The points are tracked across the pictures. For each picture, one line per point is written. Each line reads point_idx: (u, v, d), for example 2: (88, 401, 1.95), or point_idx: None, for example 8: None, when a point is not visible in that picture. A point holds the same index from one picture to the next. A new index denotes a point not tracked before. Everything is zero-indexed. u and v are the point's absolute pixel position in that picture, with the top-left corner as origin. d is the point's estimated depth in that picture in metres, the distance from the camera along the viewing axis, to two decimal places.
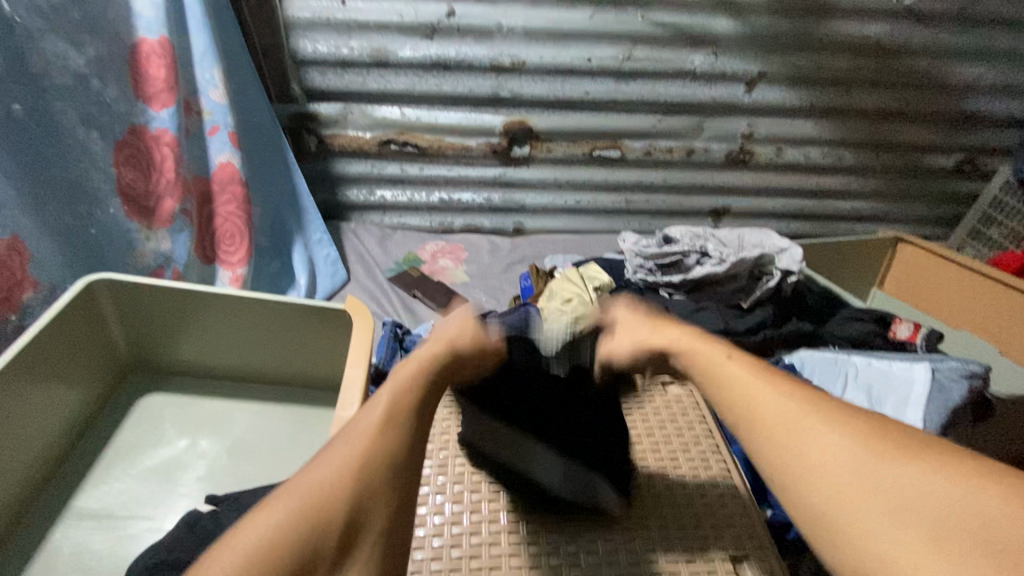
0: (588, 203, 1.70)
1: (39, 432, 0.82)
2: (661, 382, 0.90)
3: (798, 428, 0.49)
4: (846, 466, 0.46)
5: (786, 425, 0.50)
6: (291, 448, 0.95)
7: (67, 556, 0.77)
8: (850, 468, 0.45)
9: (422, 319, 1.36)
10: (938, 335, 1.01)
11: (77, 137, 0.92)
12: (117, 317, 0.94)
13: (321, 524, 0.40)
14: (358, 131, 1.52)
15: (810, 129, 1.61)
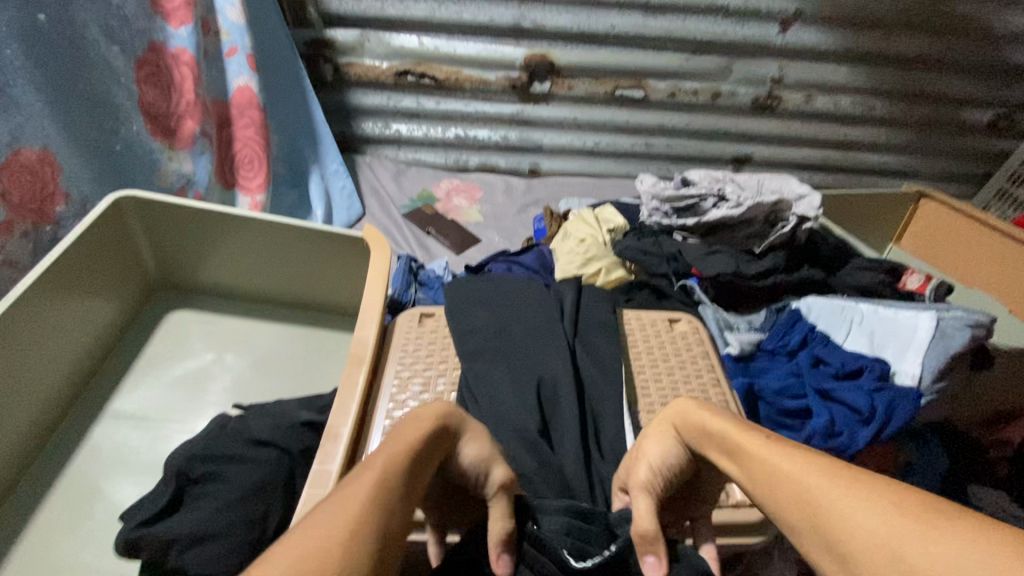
0: (607, 145, 1.67)
1: (75, 340, 0.87)
2: (668, 320, 0.88)
3: (823, 489, 0.41)
4: (858, 526, 0.37)
5: (805, 484, 0.43)
6: (312, 366, 1.00)
7: (109, 451, 0.84)
8: (857, 519, 0.38)
9: (435, 255, 1.38)
10: (949, 288, 1.00)
11: (99, 51, 0.91)
12: (144, 234, 0.97)
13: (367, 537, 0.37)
14: (375, 60, 1.48)
15: (842, 76, 1.54)
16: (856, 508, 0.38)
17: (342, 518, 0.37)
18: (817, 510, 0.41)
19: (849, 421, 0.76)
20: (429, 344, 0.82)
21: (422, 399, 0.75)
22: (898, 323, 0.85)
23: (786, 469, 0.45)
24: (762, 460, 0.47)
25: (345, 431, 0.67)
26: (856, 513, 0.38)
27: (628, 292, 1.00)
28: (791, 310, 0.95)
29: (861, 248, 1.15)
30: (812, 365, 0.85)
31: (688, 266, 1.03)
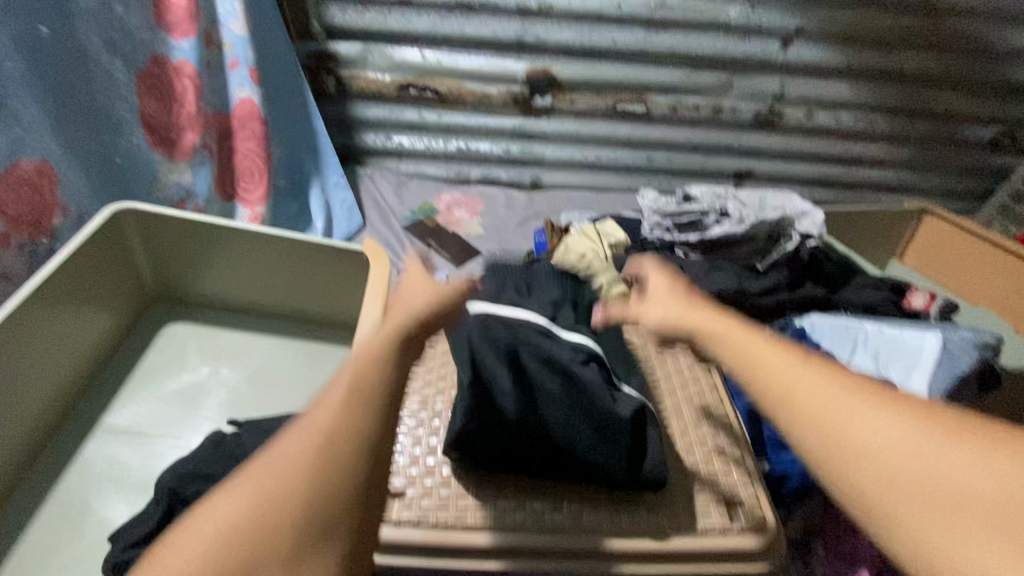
0: (609, 159, 1.67)
1: (69, 353, 0.86)
2: (671, 337, 0.87)
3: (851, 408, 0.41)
4: (887, 444, 0.38)
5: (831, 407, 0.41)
6: (310, 380, 0.99)
7: (100, 467, 0.83)
8: (891, 440, 0.38)
9: (436, 268, 1.37)
10: (954, 306, 0.99)
11: (101, 63, 0.91)
12: (142, 246, 0.96)
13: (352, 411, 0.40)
14: (378, 73, 1.49)
15: (844, 92, 1.55)
16: (888, 427, 0.39)
17: (328, 417, 0.40)
18: (846, 429, 0.39)
19: None
20: (426, 361, 0.81)
21: (420, 418, 0.73)
22: (904, 341, 0.84)
23: (804, 379, 0.43)
24: (771, 367, 0.44)
25: None
26: (891, 434, 0.39)
27: None
28: (794, 328, 0.94)
29: (864, 264, 1.14)
30: None
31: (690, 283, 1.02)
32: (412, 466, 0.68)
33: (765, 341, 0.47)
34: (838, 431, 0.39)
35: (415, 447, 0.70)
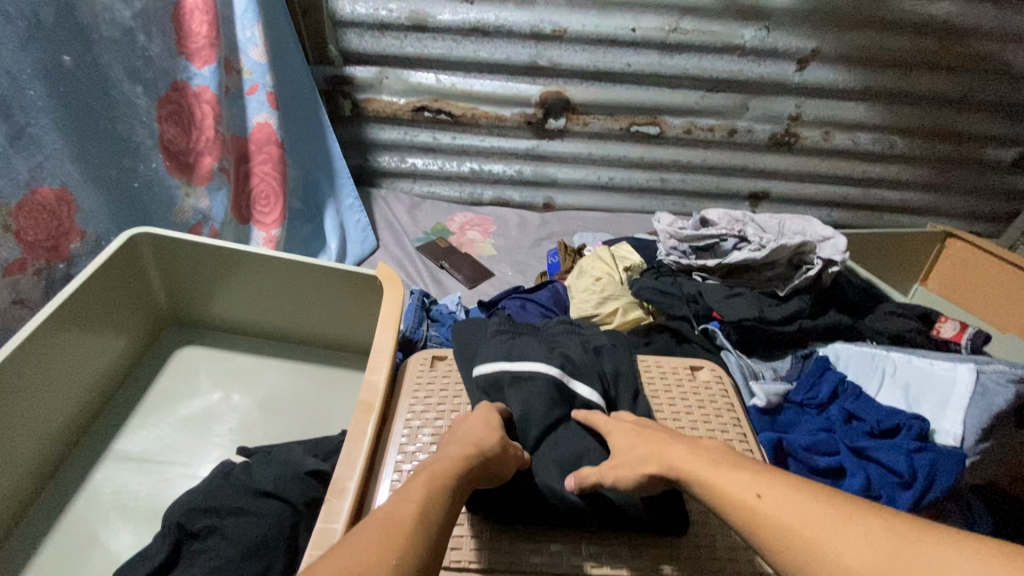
0: (622, 180, 1.66)
1: (82, 378, 0.86)
2: (690, 367, 0.85)
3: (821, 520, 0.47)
4: (862, 557, 0.44)
5: (800, 517, 0.48)
6: (321, 405, 0.98)
7: (109, 495, 0.82)
8: (861, 551, 0.44)
9: (448, 290, 1.36)
10: (986, 336, 0.95)
11: (122, 91, 0.92)
12: (156, 269, 0.96)
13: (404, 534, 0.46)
14: (393, 96, 1.50)
15: (862, 113, 1.53)
16: (859, 540, 0.45)
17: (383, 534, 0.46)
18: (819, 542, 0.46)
19: (888, 484, 0.71)
20: (440, 391, 0.79)
21: (432, 451, 0.71)
22: (935, 376, 0.81)
23: (775, 508, 0.50)
24: (743, 496, 0.52)
25: (352, 485, 0.64)
26: (861, 545, 0.45)
27: (648, 335, 0.97)
28: (819, 358, 0.90)
29: (888, 290, 1.11)
30: (845, 421, 0.81)
31: (710, 309, 1.00)
32: None
33: (727, 465, 0.56)
34: (812, 550, 0.46)
35: None
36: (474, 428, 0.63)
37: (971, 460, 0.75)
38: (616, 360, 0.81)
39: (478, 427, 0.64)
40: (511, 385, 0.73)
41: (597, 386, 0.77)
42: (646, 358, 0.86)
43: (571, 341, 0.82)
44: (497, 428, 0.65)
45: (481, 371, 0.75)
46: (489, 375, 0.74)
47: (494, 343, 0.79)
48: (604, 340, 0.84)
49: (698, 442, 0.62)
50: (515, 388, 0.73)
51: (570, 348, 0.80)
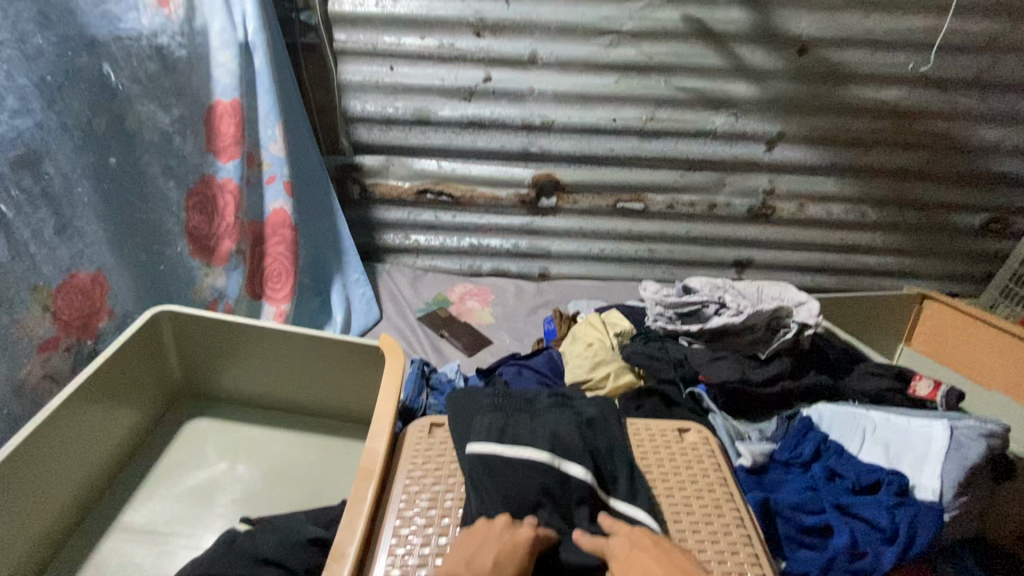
0: (613, 251, 1.76)
1: (97, 449, 0.90)
2: (677, 429, 0.88)
3: None
4: None
5: None
6: (322, 474, 1.00)
7: (112, 568, 0.83)
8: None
9: (447, 358, 1.42)
10: (960, 393, 0.99)
11: (156, 184, 1.04)
12: (174, 345, 1.03)
13: None
14: (398, 181, 1.64)
15: (831, 186, 1.66)
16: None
17: None
18: None
19: (874, 539, 0.73)
20: (437, 455, 0.82)
21: (430, 515, 0.74)
22: (912, 433, 0.84)
23: None
24: None
25: (351, 550, 0.67)
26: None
27: (638, 399, 1.01)
28: (802, 419, 0.94)
29: (867, 351, 1.16)
30: (827, 479, 0.84)
31: (695, 372, 1.05)
32: (421, 566, 0.68)
33: None
34: None
35: (424, 546, 0.71)
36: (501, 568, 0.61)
37: (951, 515, 0.77)
38: (609, 436, 0.82)
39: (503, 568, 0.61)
40: (503, 469, 0.73)
41: (592, 462, 0.76)
42: (635, 421, 0.90)
43: (565, 416, 0.82)
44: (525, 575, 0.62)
45: (474, 450, 0.74)
46: (481, 453, 0.74)
47: (488, 415, 0.81)
48: (596, 413, 0.85)
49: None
50: (507, 472, 0.72)
51: (567, 423, 0.80)
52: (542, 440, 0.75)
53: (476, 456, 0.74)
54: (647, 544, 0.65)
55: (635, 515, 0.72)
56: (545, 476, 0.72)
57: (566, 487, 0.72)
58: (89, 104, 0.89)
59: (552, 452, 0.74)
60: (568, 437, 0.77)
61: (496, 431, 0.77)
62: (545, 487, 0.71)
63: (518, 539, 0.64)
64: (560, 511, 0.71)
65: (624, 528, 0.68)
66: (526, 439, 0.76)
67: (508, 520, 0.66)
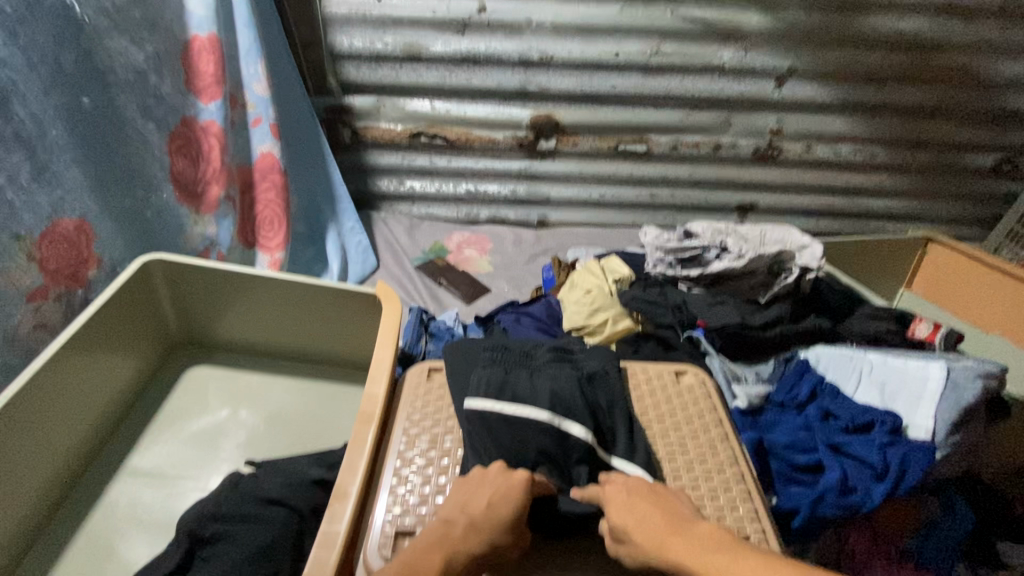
0: (613, 196, 1.72)
1: (98, 397, 0.90)
2: (675, 372, 0.89)
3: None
4: None
5: None
6: (323, 420, 1.02)
7: (123, 508, 0.86)
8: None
9: (445, 306, 1.41)
10: (959, 335, 0.99)
11: (135, 127, 0.99)
12: (168, 294, 1.02)
13: None
14: (390, 123, 1.57)
15: (841, 126, 1.59)
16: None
17: None
18: None
19: (865, 477, 0.74)
20: (436, 400, 0.83)
21: (430, 457, 0.75)
22: (909, 374, 0.85)
23: None
24: None
25: (353, 490, 0.69)
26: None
27: (636, 343, 1.01)
28: (799, 362, 0.94)
29: (868, 295, 1.15)
30: (822, 419, 0.84)
31: (694, 317, 1.04)
32: (422, 504, 0.70)
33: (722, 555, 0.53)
34: None
35: (424, 486, 0.72)
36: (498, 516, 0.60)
37: (943, 454, 0.78)
38: (610, 390, 0.80)
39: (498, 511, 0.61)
40: (501, 425, 0.72)
41: (592, 420, 0.75)
42: (633, 365, 0.90)
43: (565, 372, 0.80)
44: (521, 518, 0.62)
45: (473, 407, 0.73)
46: (479, 409, 0.73)
47: (486, 370, 0.80)
48: (597, 367, 0.83)
49: (690, 528, 0.59)
50: (508, 430, 0.71)
51: (567, 379, 0.78)
52: (542, 399, 0.74)
53: (474, 413, 0.73)
54: (643, 492, 0.65)
55: (630, 472, 0.72)
56: (544, 438, 0.71)
57: (565, 445, 0.71)
58: (55, 38, 0.83)
59: (552, 411, 0.73)
60: (570, 395, 0.76)
61: (494, 387, 0.75)
62: (544, 448, 0.70)
63: (514, 482, 0.64)
64: (559, 470, 0.71)
65: (618, 478, 0.68)
66: (525, 398, 0.74)
67: (503, 466, 0.66)
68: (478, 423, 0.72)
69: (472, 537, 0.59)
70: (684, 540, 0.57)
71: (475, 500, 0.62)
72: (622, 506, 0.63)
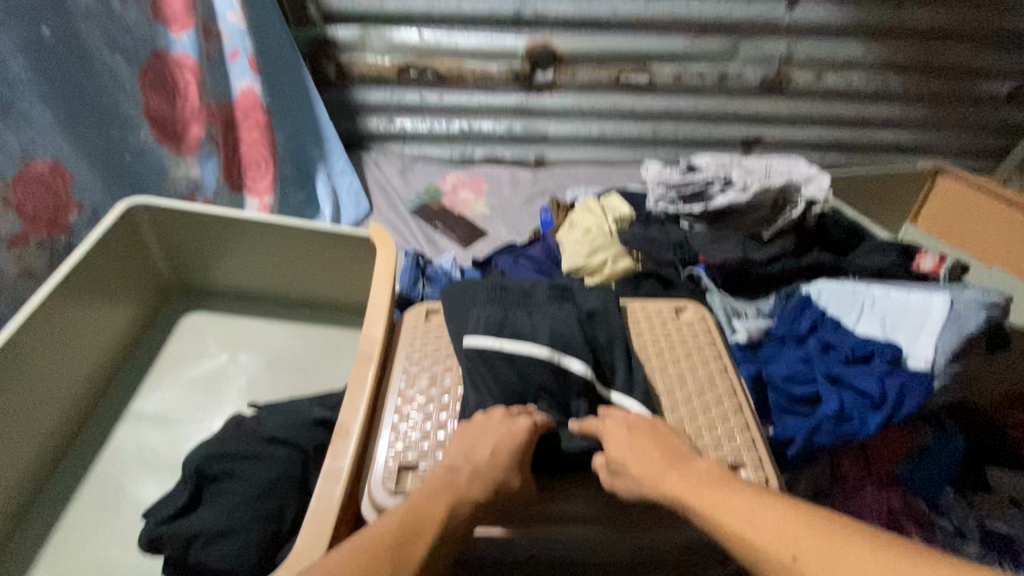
0: (613, 132, 1.65)
1: (95, 344, 0.90)
2: (675, 309, 0.88)
3: (804, 526, 0.47)
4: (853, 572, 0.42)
5: (783, 526, 0.48)
6: (323, 364, 1.02)
7: (130, 450, 0.87)
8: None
9: (442, 250, 1.37)
10: (964, 267, 0.97)
11: (103, 61, 0.93)
12: (156, 239, 0.99)
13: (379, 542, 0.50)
14: (377, 57, 1.48)
15: (854, 51, 1.50)
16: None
17: (374, 538, 0.50)
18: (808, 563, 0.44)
19: (861, 406, 0.75)
20: (435, 340, 0.82)
21: (430, 395, 0.75)
22: (910, 305, 0.84)
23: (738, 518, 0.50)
24: (737, 526, 0.50)
25: (355, 428, 0.69)
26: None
27: (636, 282, 0.99)
28: (800, 297, 0.93)
29: (873, 228, 1.13)
30: (822, 351, 0.84)
31: (695, 254, 1.02)
32: (424, 440, 0.71)
33: (720, 490, 0.54)
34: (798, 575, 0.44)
35: (426, 422, 0.73)
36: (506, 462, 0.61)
37: (941, 383, 0.79)
38: (610, 327, 0.79)
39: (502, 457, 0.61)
40: (499, 360, 0.71)
41: (591, 355, 0.74)
42: (633, 303, 0.89)
43: (565, 310, 0.79)
44: (524, 461, 0.63)
45: (472, 344, 0.72)
46: (479, 346, 0.72)
47: (485, 308, 0.79)
48: (597, 304, 0.82)
49: (690, 463, 0.60)
50: (508, 366, 0.71)
51: (566, 317, 0.77)
52: (542, 336, 0.73)
53: (473, 350, 0.72)
54: (645, 428, 0.65)
55: (629, 407, 0.72)
56: (544, 373, 0.71)
57: (564, 381, 0.71)
58: None
59: (552, 347, 0.72)
60: (569, 331, 0.75)
61: (493, 326, 0.74)
62: (543, 384, 0.71)
63: (517, 429, 0.64)
64: (557, 403, 0.72)
65: (618, 413, 0.69)
66: (525, 334, 0.74)
67: (506, 412, 0.66)
68: (477, 359, 0.72)
69: (473, 488, 0.59)
70: (681, 477, 0.58)
71: (480, 448, 0.62)
72: (621, 442, 0.64)
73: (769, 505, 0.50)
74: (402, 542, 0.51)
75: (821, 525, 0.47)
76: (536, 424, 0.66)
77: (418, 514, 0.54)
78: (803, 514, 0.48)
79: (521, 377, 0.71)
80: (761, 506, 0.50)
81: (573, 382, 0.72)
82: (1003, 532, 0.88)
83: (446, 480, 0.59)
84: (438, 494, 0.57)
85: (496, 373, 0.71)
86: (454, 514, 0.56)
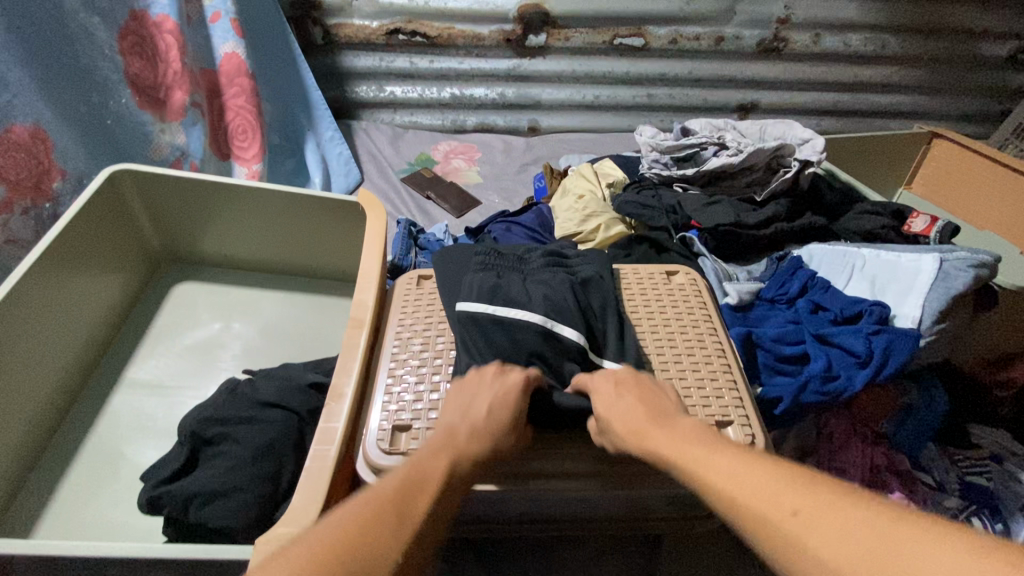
0: (608, 98, 1.62)
1: (87, 313, 0.89)
2: (666, 272, 0.88)
3: (800, 492, 0.46)
4: (850, 533, 0.41)
5: (777, 491, 0.46)
6: (316, 332, 1.02)
7: (126, 417, 0.88)
8: (839, 539, 0.41)
9: (435, 219, 1.35)
10: (955, 228, 0.98)
11: (79, 22, 0.90)
12: (142, 207, 0.98)
13: (389, 498, 0.48)
14: (365, 20, 1.45)
15: (853, 12, 1.47)
16: (837, 531, 0.41)
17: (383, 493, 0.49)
18: (805, 528, 0.43)
19: (847, 364, 0.77)
20: (427, 305, 0.82)
21: (423, 358, 0.76)
22: (900, 265, 0.84)
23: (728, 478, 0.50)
24: (725, 487, 0.50)
25: (348, 390, 0.70)
26: (839, 535, 0.41)
27: (628, 247, 0.99)
28: (792, 259, 0.94)
29: (866, 192, 1.13)
30: (811, 311, 0.86)
31: (688, 218, 1.02)
32: (417, 400, 0.72)
33: (710, 451, 0.54)
34: (792, 539, 0.43)
35: (419, 384, 0.73)
36: (508, 420, 0.62)
37: (928, 340, 0.80)
38: (603, 292, 0.79)
39: (498, 414, 0.62)
40: (490, 321, 0.72)
41: (584, 321, 0.75)
42: (624, 266, 0.89)
43: (559, 277, 0.79)
44: (519, 417, 0.64)
45: (465, 310, 0.72)
46: (471, 312, 0.72)
47: (478, 274, 0.78)
48: (592, 272, 0.81)
49: (674, 421, 0.61)
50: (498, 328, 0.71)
51: (559, 284, 0.77)
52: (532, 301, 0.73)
53: (464, 313, 0.72)
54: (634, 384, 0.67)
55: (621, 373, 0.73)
56: (534, 334, 0.71)
57: (555, 342, 0.72)
58: None
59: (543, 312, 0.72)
60: (562, 298, 0.75)
61: (485, 292, 0.74)
62: (533, 346, 0.71)
63: (509, 386, 0.65)
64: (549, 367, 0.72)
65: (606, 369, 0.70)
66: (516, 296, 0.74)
67: (497, 369, 0.67)
68: (468, 321, 0.72)
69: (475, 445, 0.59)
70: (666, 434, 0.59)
71: (477, 407, 0.62)
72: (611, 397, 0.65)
73: (764, 469, 0.49)
74: (411, 494, 0.50)
75: (818, 490, 0.45)
76: (528, 380, 0.66)
77: (422, 472, 0.53)
78: (798, 480, 0.47)
79: (513, 339, 0.71)
80: (756, 472, 0.49)
81: (564, 347, 0.72)
82: (983, 485, 0.90)
83: (446, 441, 0.59)
84: (440, 455, 0.56)
85: (489, 340, 0.72)
86: (457, 471, 0.56)
